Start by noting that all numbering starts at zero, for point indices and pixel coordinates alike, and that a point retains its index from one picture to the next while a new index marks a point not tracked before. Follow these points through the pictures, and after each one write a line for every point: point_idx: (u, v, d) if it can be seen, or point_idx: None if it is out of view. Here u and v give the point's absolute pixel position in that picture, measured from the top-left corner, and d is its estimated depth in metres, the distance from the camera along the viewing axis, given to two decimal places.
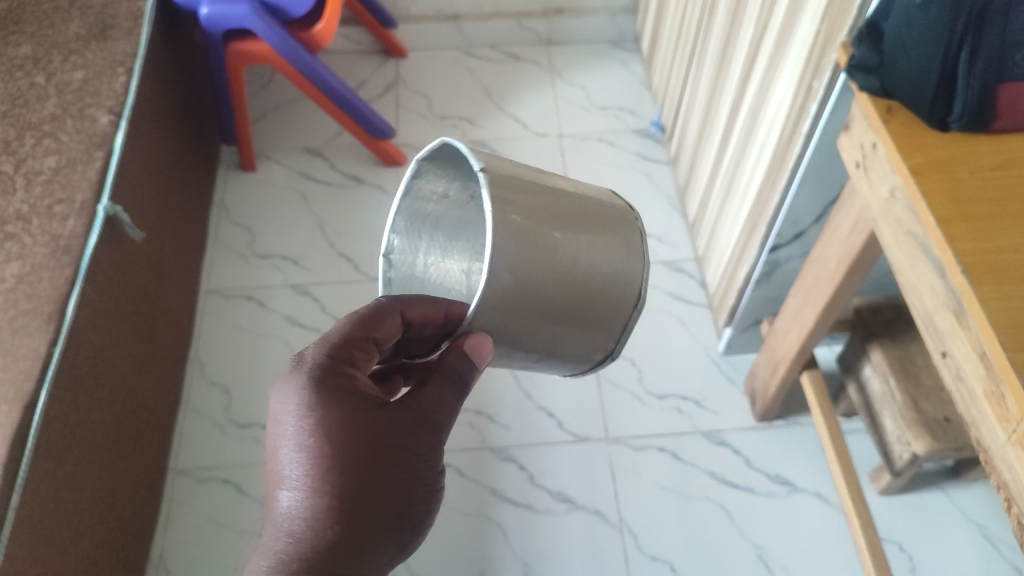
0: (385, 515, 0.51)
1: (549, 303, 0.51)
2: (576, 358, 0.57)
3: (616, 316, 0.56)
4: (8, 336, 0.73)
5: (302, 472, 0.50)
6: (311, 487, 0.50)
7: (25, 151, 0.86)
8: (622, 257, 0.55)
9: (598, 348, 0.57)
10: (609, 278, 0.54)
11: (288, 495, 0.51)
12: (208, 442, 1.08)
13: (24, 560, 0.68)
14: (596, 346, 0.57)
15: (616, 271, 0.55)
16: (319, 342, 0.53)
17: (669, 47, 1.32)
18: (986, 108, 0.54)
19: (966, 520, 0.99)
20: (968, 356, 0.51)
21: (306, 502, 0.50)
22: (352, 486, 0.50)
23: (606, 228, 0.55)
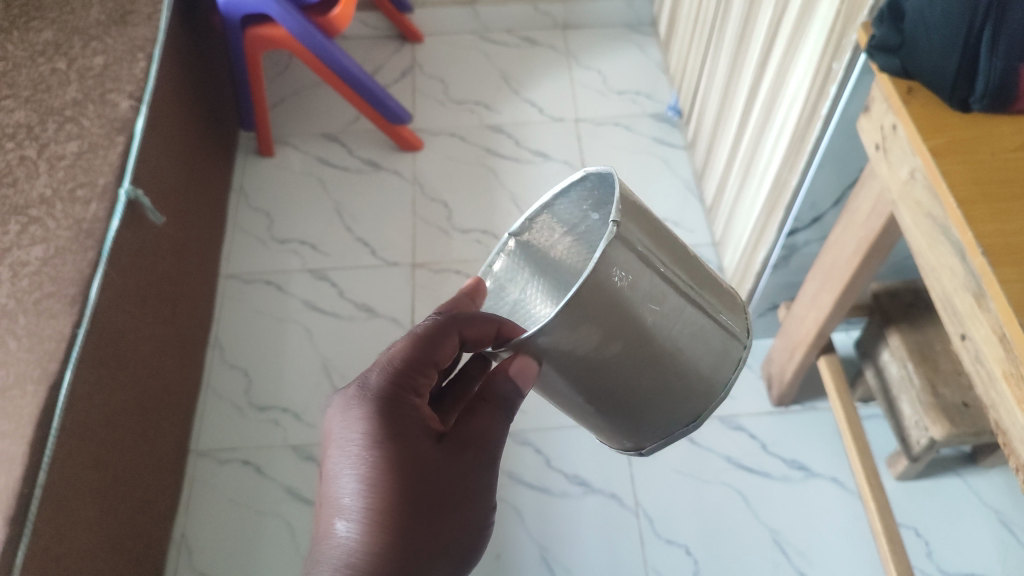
0: (445, 549, 0.48)
1: (620, 378, 0.49)
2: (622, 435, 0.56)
3: (677, 416, 0.54)
4: (33, 318, 0.74)
5: (364, 501, 0.47)
6: (375, 516, 0.46)
7: (47, 136, 0.87)
8: (710, 364, 0.53)
9: (650, 437, 0.56)
10: (687, 379, 0.52)
11: (347, 525, 0.47)
12: (228, 424, 1.10)
13: (50, 537, 0.70)
14: (645, 434, 0.55)
15: (699, 376, 0.53)
16: (379, 366, 0.51)
17: (686, 30, 1.31)
18: (1008, 89, 0.53)
19: (984, 506, 0.99)
20: (988, 338, 0.51)
21: (368, 532, 0.46)
22: (415, 517, 0.47)
23: (711, 349, 0.52)
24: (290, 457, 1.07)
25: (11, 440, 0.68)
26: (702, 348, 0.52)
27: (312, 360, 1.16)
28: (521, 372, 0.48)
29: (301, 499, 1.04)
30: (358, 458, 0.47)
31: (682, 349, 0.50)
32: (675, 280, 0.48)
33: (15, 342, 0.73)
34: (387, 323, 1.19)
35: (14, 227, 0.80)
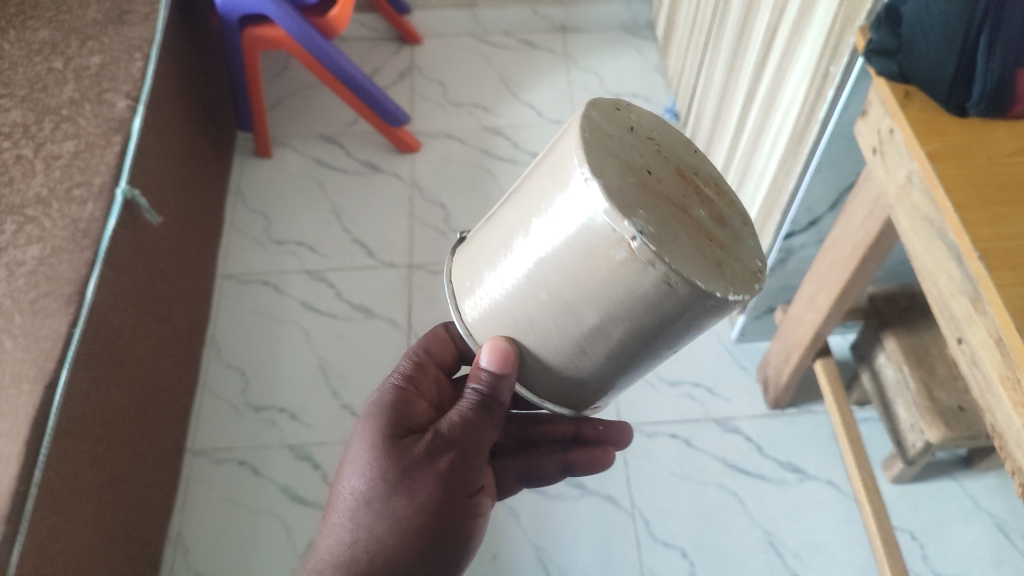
0: (424, 534, 0.54)
1: (563, 326, 0.46)
2: (667, 331, 0.43)
3: (636, 278, 0.40)
4: (28, 317, 0.74)
5: (360, 485, 0.55)
6: (368, 497, 0.54)
7: (44, 135, 0.87)
8: (582, 222, 0.41)
9: (669, 302, 0.41)
10: (594, 261, 0.42)
11: (347, 507, 0.55)
12: (224, 425, 1.10)
13: (45, 535, 0.70)
14: (666, 303, 0.41)
15: (580, 227, 0.41)
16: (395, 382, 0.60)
17: (684, 33, 1.31)
18: (1004, 93, 0.53)
19: (979, 509, 0.99)
20: (983, 342, 0.51)
21: (362, 513, 0.54)
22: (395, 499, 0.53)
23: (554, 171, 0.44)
24: (286, 457, 1.07)
25: (7, 439, 0.68)
26: (562, 216, 0.42)
27: (309, 361, 1.16)
28: (503, 361, 0.49)
29: (297, 500, 1.03)
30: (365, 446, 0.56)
31: (557, 251, 0.43)
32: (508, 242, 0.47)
33: (11, 341, 0.73)
34: (384, 324, 1.19)
35: (10, 226, 0.80)
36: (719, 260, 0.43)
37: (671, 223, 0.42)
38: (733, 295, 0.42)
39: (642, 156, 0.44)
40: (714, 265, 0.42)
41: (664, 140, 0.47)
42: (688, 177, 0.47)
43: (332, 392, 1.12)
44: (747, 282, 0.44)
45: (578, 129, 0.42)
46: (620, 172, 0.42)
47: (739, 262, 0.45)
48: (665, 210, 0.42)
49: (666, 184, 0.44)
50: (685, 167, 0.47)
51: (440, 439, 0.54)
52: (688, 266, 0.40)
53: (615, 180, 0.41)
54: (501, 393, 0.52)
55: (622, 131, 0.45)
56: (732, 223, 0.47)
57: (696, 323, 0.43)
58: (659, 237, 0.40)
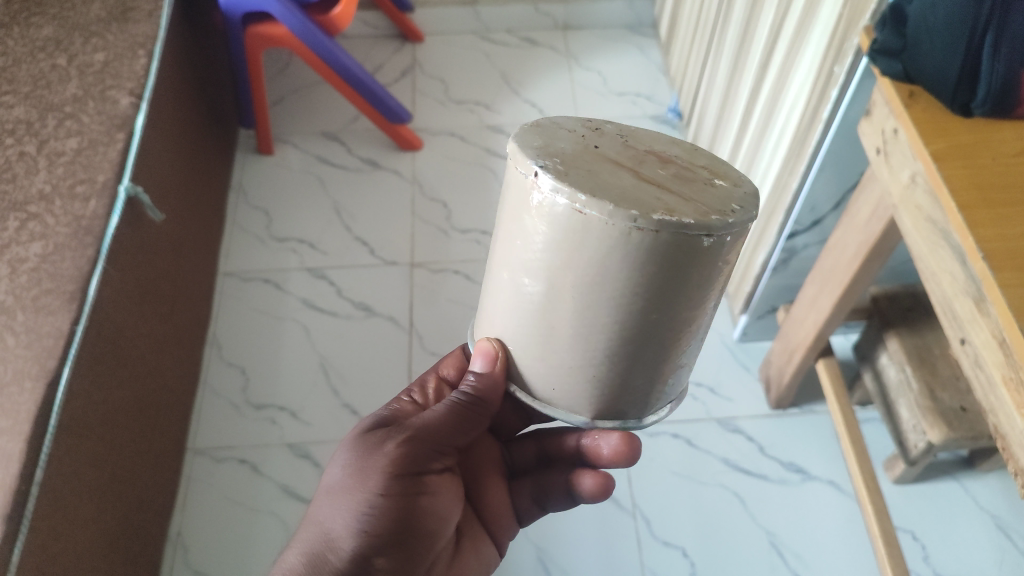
0: (391, 528, 0.53)
1: (542, 312, 0.44)
2: (643, 282, 0.40)
3: (573, 225, 0.39)
4: (31, 315, 0.74)
5: (337, 476, 0.55)
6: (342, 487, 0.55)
7: (47, 132, 0.87)
8: (520, 197, 0.41)
9: (620, 241, 0.39)
10: (574, 258, 0.41)
11: (323, 499, 0.55)
12: (225, 423, 1.10)
13: (47, 534, 0.70)
14: (616, 243, 0.39)
15: (523, 210, 0.41)
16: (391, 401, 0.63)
17: (687, 32, 1.31)
18: (1010, 94, 0.53)
19: (980, 510, 0.99)
20: (987, 343, 0.51)
21: (335, 503, 0.54)
22: (369, 487, 0.53)
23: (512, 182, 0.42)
24: (287, 455, 1.07)
25: (9, 437, 0.68)
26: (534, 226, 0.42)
27: (310, 358, 1.16)
28: (490, 366, 0.50)
29: (298, 498, 1.04)
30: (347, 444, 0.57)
31: (521, 241, 0.43)
32: (500, 274, 0.46)
33: (13, 338, 0.73)
34: (385, 322, 1.19)
35: (13, 223, 0.80)
36: (663, 195, 0.39)
37: (596, 170, 0.40)
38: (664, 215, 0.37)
39: (593, 138, 0.43)
40: (643, 196, 0.38)
41: (637, 136, 0.44)
42: (665, 156, 0.43)
43: (333, 391, 1.13)
44: (695, 210, 0.38)
45: (515, 139, 0.42)
46: (550, 142, 0.41)
47: (700, 202, 0.39)
48: (600, 165, 0.40)
49: (614, 152, 0.41)
50: (664, 151, 0.43)
51: (419, 433, 0.55)
52: (598, 193, 0.38)
53: (538, 145, 0.41)
54: (488, 398, 0.53)
55: (578, 127, 0.44)
56: (715, 184, 0.41)
57: (664, 260, 0.39)
58: (568, 173, 0.39)
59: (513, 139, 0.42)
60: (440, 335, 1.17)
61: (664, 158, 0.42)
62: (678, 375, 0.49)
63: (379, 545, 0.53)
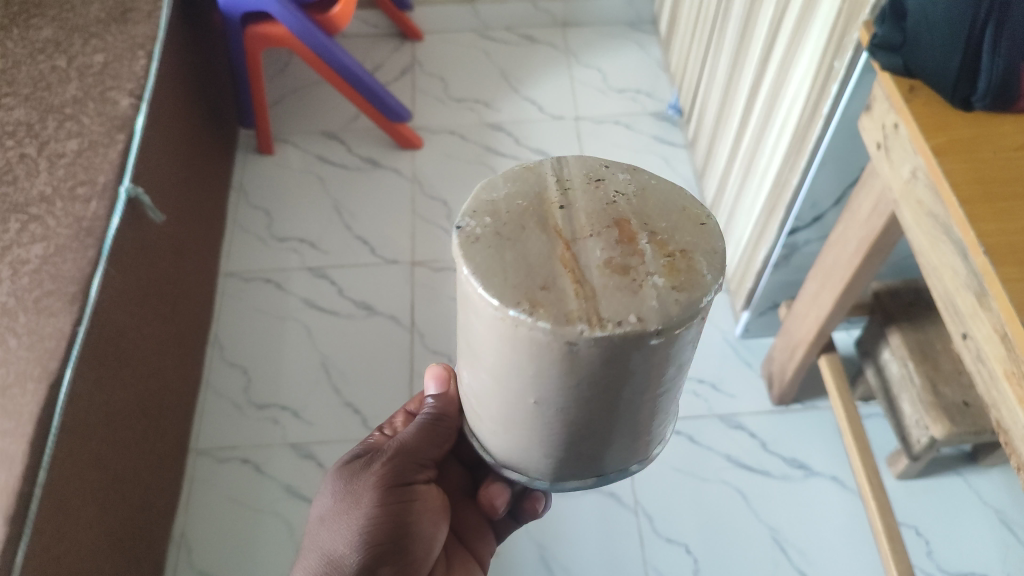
0: (386, 540, 0.53)
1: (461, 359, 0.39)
2: (516, 367, 0.33)
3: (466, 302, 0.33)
4: (32, 316, 0.74)
5: (330, 499, 0.56)
6: (335, 509, 0.55)
7: (47, 134, 0.87)
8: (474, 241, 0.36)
9: (484, 320, 0.32)
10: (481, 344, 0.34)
11: (320, 525, 0.56)
12: (228, 422, 1.10)
13: (51, 535, 0.70)
14: (484, 323, 0.32)
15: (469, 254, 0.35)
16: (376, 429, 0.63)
17: (687, 28, 1.31)
18: (1009, 88, 0.53)
19: (984, 505, 0.99)
20: (989, 338, 0.51)
21: (332, 524, 0.55)
22: (359, 510, 0.53)
23: None
24: (289, 455, 1.07)
25: (12, 439, 0.68)
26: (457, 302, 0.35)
27: (311, 357, 1.16)
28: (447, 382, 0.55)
29: (300, 498, 1.04)
30: (336, 469, 0.58)
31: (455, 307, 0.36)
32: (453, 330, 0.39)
33: (15, 340, 0.73)
34: (387, 321, 1.19)
35: (14, 225, 0.80)
36: (553, 285, 0.30)
37: (515, 239, 0.31)
38: (521, 310, 0.29)
39: (576, 183, 0.33)
40: (527, 271, 0.30)
41: (655, 197, 0.33)
42: (642, 229, 0.32)
43: (334, 389, 1.13)
44: (569, 313, 0.29)
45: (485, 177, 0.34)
46: (514, 188, 0.33)
47: (591, 301, 0.30)
48: (535, 236, 0.32)
49: (576, 213, 0.32)
50: (652, 219, 0.32)
51: (396, 452, 0.55)
52: (482, 268, 0.31)
53: (495, 195, 0.33)
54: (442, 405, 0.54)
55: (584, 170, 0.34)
56: (649, 286, 0.30)
57: (525, 350, 0.31)
58: (478, 241, 0.31)
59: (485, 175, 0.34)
60: (442, 333, 1.17)
61: (629, 233, 0.31)
62: (621, 450, 0.39)
63: (377, 555, 0.53)
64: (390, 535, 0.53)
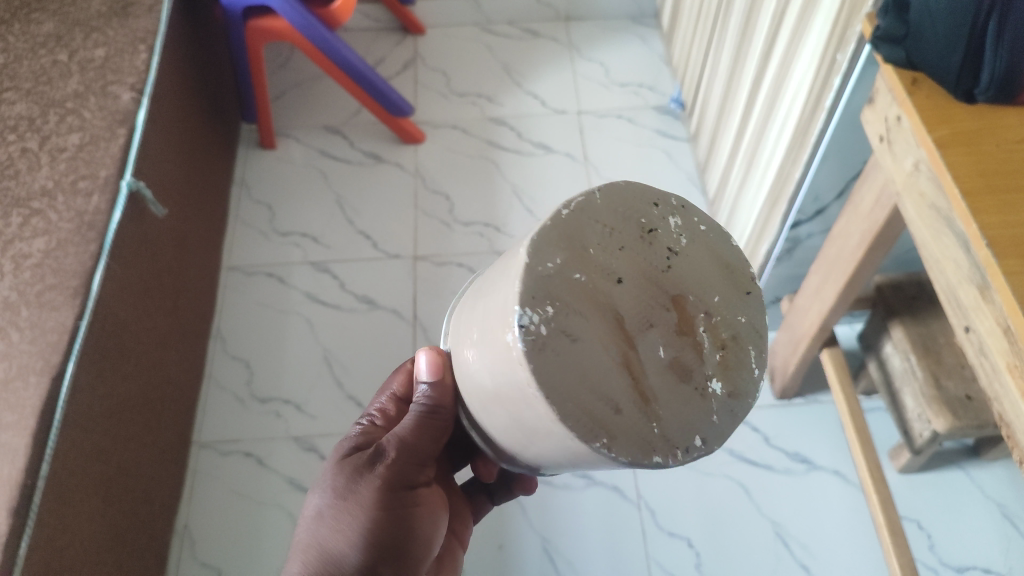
0: (386, 542, 0.53)
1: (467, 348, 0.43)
2: (528, 414, 0.38)
3: (518, 390, 0.38)
4: (35, 310, 0.74)
5: (323, 499, 0.55)
6: (330, 510, 0.54)
7: (49, 128, 0.87)
8: (509, 266, 0.40)
9: (522, 387, 0.37)
10: (510, 404, 0.40)
11: (313, 526, 0.55)
12: (229, 417, 1.10)
13: (54, 527, 0.70)
14: (523, 394, 0.37)
15: (501, 279, 0.40)
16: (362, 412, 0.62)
17: (690, 21, 1.30)
18: (1013, 80, 0.53)
19: (985, 499, 0.99)
20: (992, 330, 0.50)
21: (327, 527, 0.54)
22: (357, 512, 0.53)
23: (499, 278, 0.41)
24: (292, 448, 1.07)
25: (14, 432, 0.68)
26: (490, 363, 0.40)
27: (313, 351, 1.16)
28: (437, 372, 0.51)
29: (304, 491, 1.04)
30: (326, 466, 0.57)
31: (479, 349, 0.42)
32: (461, 342, 0.45)
33: (18, 334, 0.73)
34: (389, 315, 1.19)
35: (16, 219, 0.80)
36: (620, 413, 0.37)
37: (583, 340, 0.38)
38: (601, 446, 0.36)
39: (629, 248, 0.41)
40: (602, 395, 0.37)
41: (689, 259, 0.42)
42: (689, 315, 0.40)
43: (337, 383, 1.13)
44: (643, 440, 0.37)
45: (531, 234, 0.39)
46: (569, 260, 0.39)
47: (661, 420, 0.38)
48: (592, 330, 0.38)
49: (633, 295, 0.40)
50: (697, 296, 0.41)
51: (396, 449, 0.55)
52: (559, 389, 0.36)
53: (550, 267, 0.38)
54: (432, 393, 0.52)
55: (631, 231, 0.41)
56: (710, 393, 0.40)
57: (568, 447, 0.38)
58: (547, 348, 0.37)
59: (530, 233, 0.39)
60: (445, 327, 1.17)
61: (686, 324, 0.40)
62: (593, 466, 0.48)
63: (377, 557, 0.53)
64: (395, 533, 0.54)
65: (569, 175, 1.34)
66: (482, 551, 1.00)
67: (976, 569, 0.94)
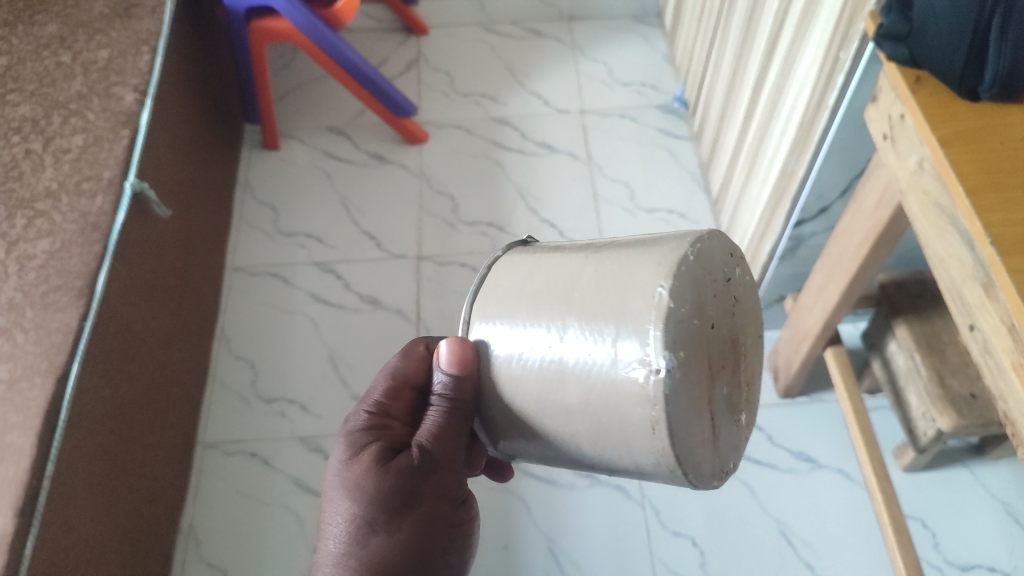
0: (429, 545, 0.53)
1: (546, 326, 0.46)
2: (619, 432, 0.43)
3: (632, 421, 0.42)
4: (39, 311, 0.75)
5: (350, 511, 0.53)
6: (361, 522, 0.52)
7: (53, 130, 0.87)
8: (640, 278, 0.42)
9: (635, 417, 0.41)
10: (603, 421, 0.43)
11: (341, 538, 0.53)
12: (234, 417, 1.10)
13: (59, 527, 0.71)
14: (631, 420, 0.42)
15: (632, 296, 0.42)
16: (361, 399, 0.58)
17: (692, 20, 1.30)
18: (1017, 78, 0.53)
19: (991, 497, 0.98)
20: (996, 329, 0.50)
21: (360, 540, 0.52)
22: (396, 521, 0.52)
23: (611, 304, 0.43)
24: (297, 448, 1.07)
25: (19, 432, 0.69)
26: (597, 384, 0.43)
27: (317, 352, 1.16)
28: (463, 363, 0.49)
29: (309, 491, 1.04)
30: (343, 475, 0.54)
31: (573, 365, 0.44)
32: (529, 346, 0.46)
33: (22, 335, 0.73)
34: (392, 315, 1.19)
35: (20, 221, 0.80)
36: (704, 444, 0.44)
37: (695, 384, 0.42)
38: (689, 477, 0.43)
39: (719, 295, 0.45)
40: (697, 431, 0.43)
41: (738, 303, 0.48)
42: (737, 353, 0.48)
43: (341, 383, 1.13)
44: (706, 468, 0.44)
45: (667, 273, 0.41)
46: (691, 309, 0.42)
47: (717, 447, 0.45)
48: (700, 373, 0.42)
49: (716, 337, 0.45)
50: (740, 336, 0.48)
51: (425, 455, 0.53)
52: (677, 428, 0.41)
53: (682, 313, 0.41)
54: (462, 397, 0.50)
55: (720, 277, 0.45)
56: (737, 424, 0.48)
57: (651, 470, 0.44)
58: (677, 393, 0.40)
59: (666, 271, 0.41)
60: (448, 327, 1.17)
61: (732, 364, 0.47)
62: None
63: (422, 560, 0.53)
64: (430, 544, 0.53)
65: (572, 175, 1.34)
66: (486, 550, 1.00)
67: (982, 568, 0.94)
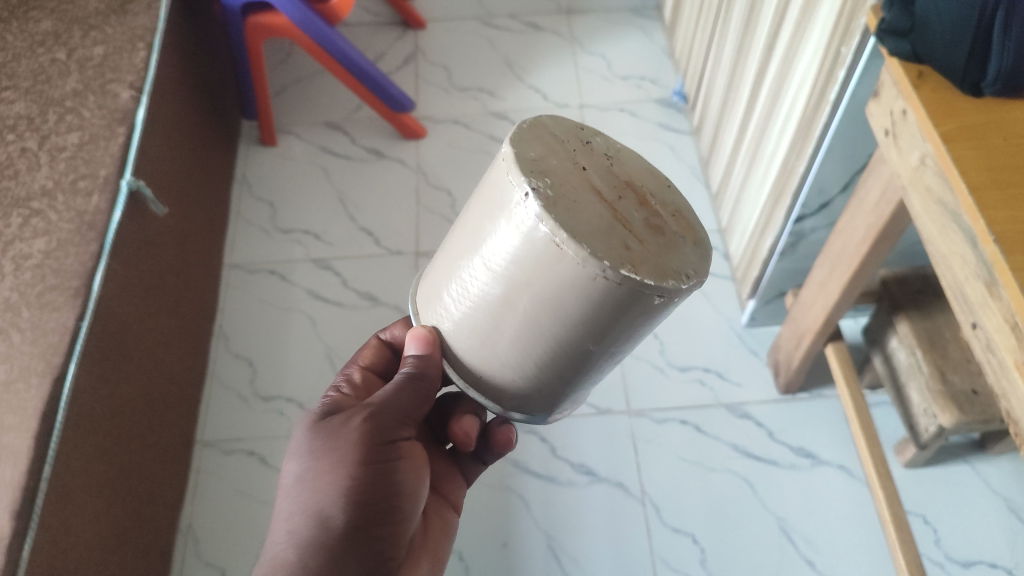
0: (374, 506, 0.53)
1: (492, 306, 0.46)
2: (585, 297, 0.42)
3: (585, 283, 0.41)
4: (35, 311, 0.74)
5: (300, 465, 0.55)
6: (310, 476, 0.54)
7: (48, 127, 0.86)
8: (501, 204, 0.43)
9: (578, 275, 0.41)
10: (574, 303, 0.42)
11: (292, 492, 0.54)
12: (233, 415, 1.10)
13: (57, 528, 0.70)
14: (577, 279, 0.41)
15: (500, 205, 0.43)
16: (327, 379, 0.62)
17: (692, 13, 1.29)
18: (1021, 74, 0.52)
19: (992, 493, 0.98)
20: (999, 327, 0.50)
21: (309, 494, 0.54)
22: (341, 479, 0.53)
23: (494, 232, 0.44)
24: None
25: (16, 433, 0.68)
26: (534, 282, 0.43)
27: (316, 349, 1.16)
28: (427, 347, 0.51)
29: None
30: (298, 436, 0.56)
31: (517, 300, 0.44)
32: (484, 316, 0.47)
33: (19, 336, 0.73)
34: (390, 312, 1.19)
35: (15, 220, 0.80)
36: (646, 252, 0.42)
37: (610, 224, 0.42)
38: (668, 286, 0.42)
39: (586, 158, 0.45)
40: (651, 258, 0.42)
41: (622, 161, 0.47)
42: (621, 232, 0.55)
43: None
44: (671, 276, 0.42)
45: (511, 170, 0.42)
46: (548, 184, 0.41)
47: (685, 264, 0.43)
48: (599, 206, 0.42)
49: (594, 177, 0.44)
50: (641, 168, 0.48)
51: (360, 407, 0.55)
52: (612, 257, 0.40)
53: (544, 191, 0.41)
54: (431, 369, 0.52)
55: (574, 140, 0.46)
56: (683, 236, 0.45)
57: (644, 307, 0.43)
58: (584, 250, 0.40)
59: (511, 168, 0.42)
60: None
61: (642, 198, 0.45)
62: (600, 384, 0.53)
63: (366, 519, 0.53)
64: (355, 506, 0.53)
65: None
66: (486, 548, 1.00)
67: (982, 564, 0.94)
